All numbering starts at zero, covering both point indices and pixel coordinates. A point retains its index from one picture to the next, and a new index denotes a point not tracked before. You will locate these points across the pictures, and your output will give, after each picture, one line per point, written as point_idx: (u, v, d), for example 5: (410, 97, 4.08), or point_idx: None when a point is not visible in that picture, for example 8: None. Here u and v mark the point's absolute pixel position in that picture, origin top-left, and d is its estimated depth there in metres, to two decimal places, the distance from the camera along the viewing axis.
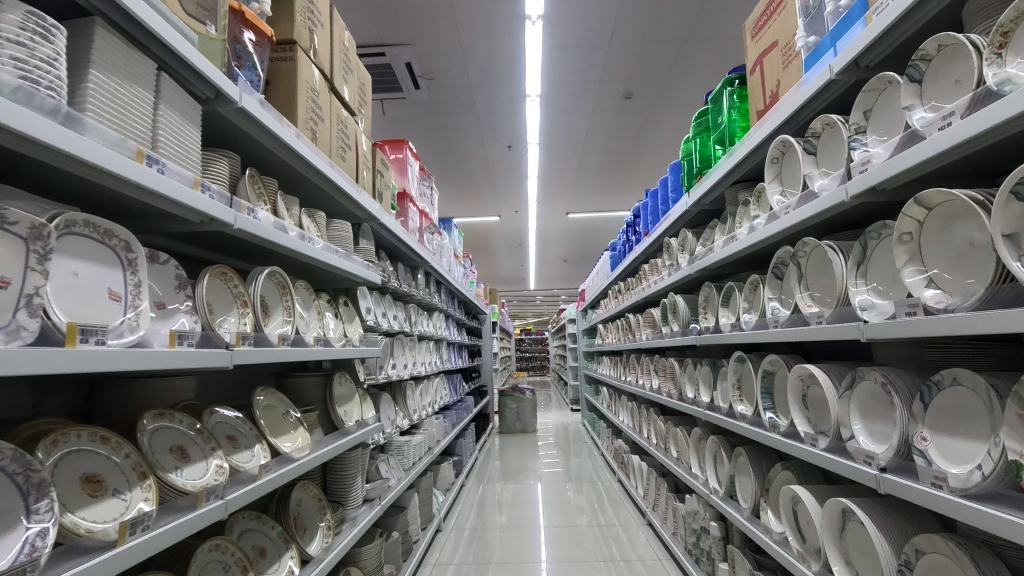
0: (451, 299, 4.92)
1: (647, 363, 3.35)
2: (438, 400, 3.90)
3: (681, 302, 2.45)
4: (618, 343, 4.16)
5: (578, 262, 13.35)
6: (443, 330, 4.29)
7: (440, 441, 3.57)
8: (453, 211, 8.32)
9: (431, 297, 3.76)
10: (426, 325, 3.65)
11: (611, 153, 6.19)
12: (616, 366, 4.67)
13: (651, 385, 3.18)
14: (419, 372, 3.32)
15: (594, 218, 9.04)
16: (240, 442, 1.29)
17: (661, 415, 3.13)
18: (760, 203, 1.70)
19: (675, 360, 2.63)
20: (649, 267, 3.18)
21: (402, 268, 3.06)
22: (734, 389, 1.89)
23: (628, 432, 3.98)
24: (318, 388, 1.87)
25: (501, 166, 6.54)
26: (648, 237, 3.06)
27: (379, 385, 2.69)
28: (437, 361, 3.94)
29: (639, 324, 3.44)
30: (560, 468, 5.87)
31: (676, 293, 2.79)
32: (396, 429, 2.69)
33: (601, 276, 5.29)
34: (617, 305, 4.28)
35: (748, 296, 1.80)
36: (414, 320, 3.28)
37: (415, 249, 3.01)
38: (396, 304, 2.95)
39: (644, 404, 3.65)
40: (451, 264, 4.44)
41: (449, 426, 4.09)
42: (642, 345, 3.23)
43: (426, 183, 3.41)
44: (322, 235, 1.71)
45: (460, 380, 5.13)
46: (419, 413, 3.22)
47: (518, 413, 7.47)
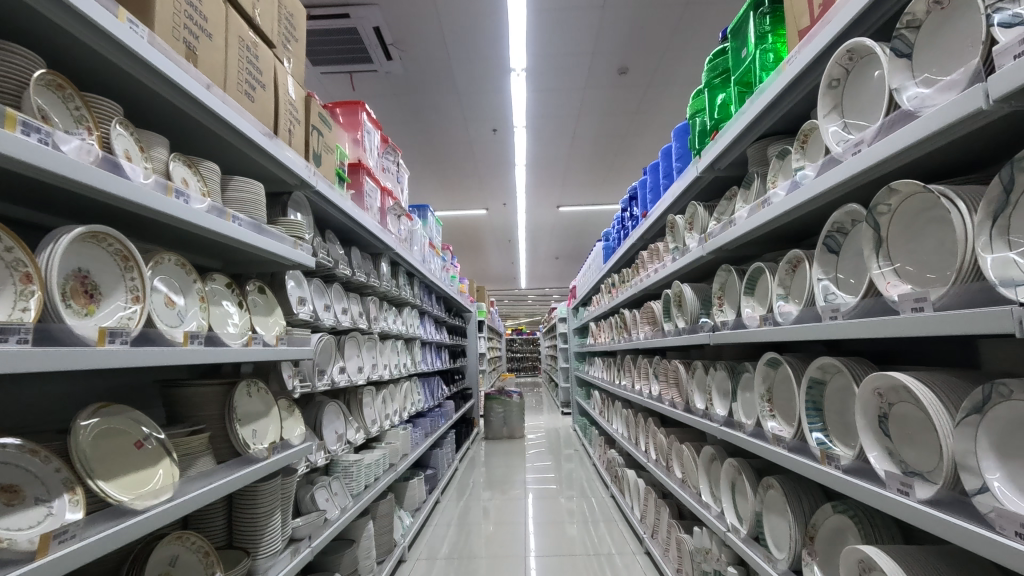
0: (427, 294, 4.46)
1: (645, 366, 2.92)
2: (407, 408, 3.45)
3: (689, 293, 2.01)
4: (611, 343, 3.73)
5: (569, 259, 12.94)
6: (416, 329, 3.84)
7: (408, 455, 3.12)
8: (437, 203, 7.85)
9: (399, 290, 3.31)
10: (392, 320, 3.20)
11: (604, 137, 5.75)
12: (609, 368, 4.22)
13: (650, 392, 2.74)
14: (381, 378, 2.86)
15: (586, 211, 8.60)
16: (24, 493, 0.83)
17: (661, 426, 2.70)
18: (805, 151, 1.25)
19: (681, 363, 2.19)
20: (649, 253, 2.73)
21: (358, 255, 2.61)
22: (763, 402, 1.45)
23: (622, 442, 3.54)
24: (215, 402, 1.41)
25: (486, 152, 6.09)
26: (647, 218, 2.63)
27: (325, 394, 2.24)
28: (407, 363, 3.49)
29: (636, 320, 3.00)
30: (549, 477, 5.42)
31: (680, 281, 2.36)
32: (345, 447, 2.24)
33: (593, 269, 4.85)
34: (611, 301, 3.84)
35: (784, 280, 1.36)
36: (376, 316, 2.83)
37: (374, 231, 2.56)
38: (349, 296, 2.49)
39: (640, 412, 3.21)
40: (426, 255, 3.99)
41: (421, 435, 3.65)
42: (640, 345, 2.79)
43: (390, 158, 2.96)
44: (210, 193, 1.26)
45: (437, 383, 4.67)
46: (380, 424, 2.77)
47: (504, 418, 7.02)
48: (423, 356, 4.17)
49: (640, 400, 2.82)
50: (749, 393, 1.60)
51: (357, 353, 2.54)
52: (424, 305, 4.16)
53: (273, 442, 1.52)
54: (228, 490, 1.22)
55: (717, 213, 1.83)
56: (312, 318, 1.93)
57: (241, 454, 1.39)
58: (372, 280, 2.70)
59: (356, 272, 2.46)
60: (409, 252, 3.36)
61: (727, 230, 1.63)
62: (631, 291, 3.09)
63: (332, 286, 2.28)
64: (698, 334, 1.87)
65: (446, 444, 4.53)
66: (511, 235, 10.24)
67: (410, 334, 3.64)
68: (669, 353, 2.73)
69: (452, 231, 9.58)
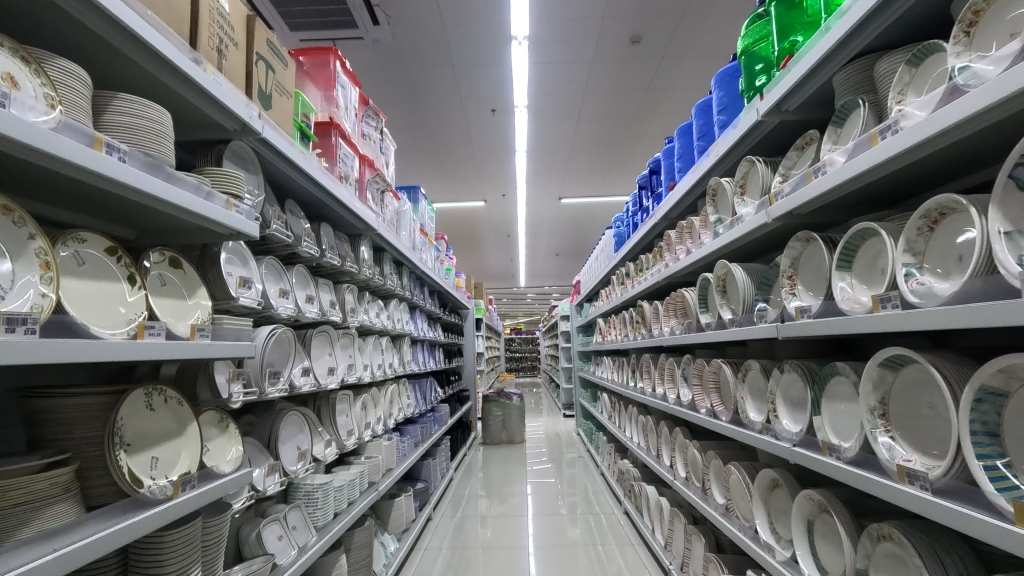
0: (419, 287, 4.04)
1: (670, 368, 2.49)
2: (394, 415, 3.02)
3: (741, 274, 1.60)
4: (625, 341, 3.31)
5: (571, 255, 12.52)
6: (405, 325, 3.42)
7: (394, 469, 2.70)
8: (432, 193, 7.42)
9: (383, 279, 2.88)
10: (376, 313, 2.78)
11: (612, 118, 5.32)
12: (621, 368, 3.79)
13: (677, 398, 2.32)
14: (360, 380, 2.43)
15: (589, 203, 8.17)
16: None
17: (691, 438, 2.28)
18: (971, 41, 0.82)
19: (727, 364, 1.76)
20: (676, 233, 2.31)
21: (331, 233, 2.19)
22: (874, 418, 1.02)
23: (638, 453, 3.12)
24: (94, 418, 0.97)
25: (484, 136, 5.67)
26: (676, 190, 2.21)
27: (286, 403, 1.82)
28: (393, 364, 3.06)
29: (659, 313, 2.58)
30: (552, 486, 4.99)
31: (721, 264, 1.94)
32: (310, 466, 1.81)
33: (601, 258, 4.42)
34: (624, 293, 3.41)
35: (915, 242, 0.94)
36: (355, 307, 2.41)
37: (348, 204, 2.14)
38: (318, 282, 2.07)
39: (661, 420, 2.78)
40: (416, 243, 3.57)
41: (410, 444, 3.23)
42: (666, 342, 2.37)
43: (370, 123, 2.54)
44: (62, 105, 0.84)
45: (429, 385, 4.26)
46: (359, 435, 2.35)
47: (503, 421, 6.57)
48: (414, 356, 3.75)
49: (666, 408, 2.40)
50: (843, 405, 1.17)
51: (327, 350, 2.12)
52: (415, 298, 3.74)
53: (186, 474, 1.08)
54: (77, 564, 0.77)
55: (782, 168, 1.42)
56: (258, 302, 1.50)
57: (129, 495, 0.96)
58: (348, 264, 2.27)
59: (326, 253, 2.04)
60: (396, 237, 2.94)
61: (809, 185, 1.21)
62: (651, 281, 2.67)
63: (294, 268, 1.86)
64: (759, 326, 1.46)
65: (439, 453, 4.11)
66: (510, 229, 9.81)
67: (398, 331, 3.21)
68: (700, 351, 2.31)
69: (449, 224, 9.15)
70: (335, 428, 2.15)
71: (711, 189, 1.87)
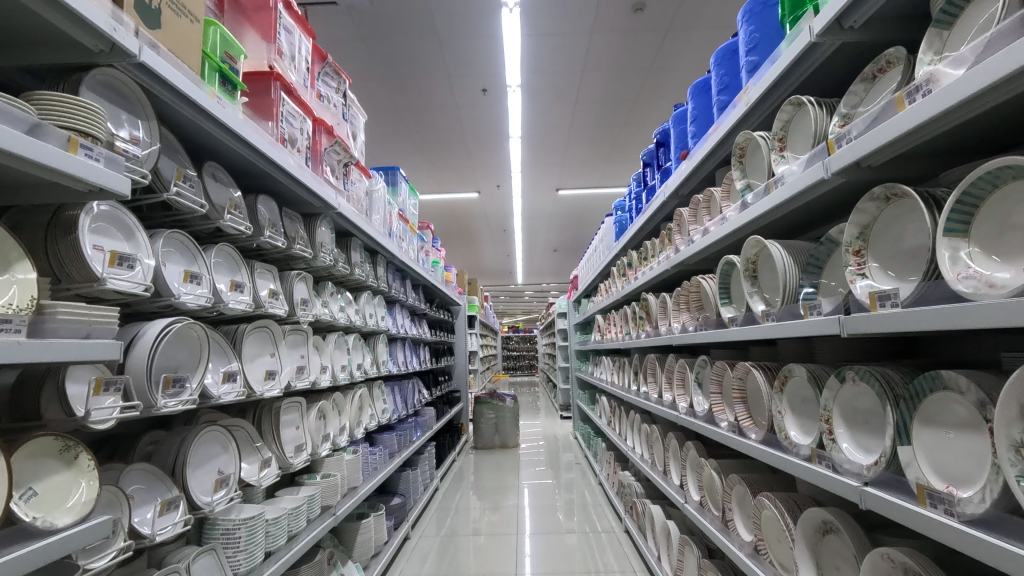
0: (399, 280, 3.68)
1: (680, 371, 2.13)
2: (363, 424, 2.65)
3: (781, 252, 1.23)
4: (627, 340, 2.95)
5: (570, 251, 12.17)
6: (380, 321, 3.05)
7: (359, 486, 2.34)
8: (422, 183, 7.06)
9: (348, 269, 2.51)
10: (339, 307, 2.41)
11: (613, 95, 4.97)
12: (621, 370, 3.44)
13: (689, 406, 1.96)
14: (315, 385, 2.06)
15: (588, 195, 7.81)
16: None
17: (705, 454, 1.92)
18: None
19: (758, 368, 1.40)
20: (688, 212, 1.94)
21: (275, 209, 1.82)
22: (1020, 458, 0.66)
23: (640, 464, 2.76)
24: None
25: (476, 119, 5.31)
26: (690, 161, 1.84)
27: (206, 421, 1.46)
28: (363, 365, 2.69)
29: (667, 306, 2.22)
30: (547, 494, 4.63)
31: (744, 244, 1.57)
32: (234, 494, 1.45)
33: (600, 249, 4.07)
34: (625, 285, 3.05)
35: None
36: (309, 298, 2.04)
37: (292, 172, 1.77)
38: (256, 267, 1.70)
39: (666, 431, 2.42)
40: (393, 230, 3.20)
41: (384, 456, 2.86)
42: (677, 340, 2.00)
43: (330, 83, 2.16)
44: None
45: (412, 387, 3.90)
46: (311, 449, 1.98)
47: (496, 424, 6.20)
48: (392, 356, 3.39)
49: (676, 419, 2.03)
50: (948, 434, 0.81)
51: (266, 349, 1.76)
52: (393, 291, 3.37)
53: None
54: None
55: (844, 108, 1.06)
56: (147, 287, 1.14)
57: None
58: (298, 247, 1.90)
59: (265, 232, 1.68)
60: (365, 221, 2.57)
61: (897, 115, 0.85)
62: (657, 269, 2.30)
63: (216, 247, 1.50)
64: (807, 320, 1.10)
65: (423, 461, 3.75)
66: (506, 223, 9.44)
67: (369, 328, 2.84)
68: (716, 352, 1.94)
69: (442, 217, 8.80)
70: (278, 443, 1.78)
71: (737, 147, 1.48)
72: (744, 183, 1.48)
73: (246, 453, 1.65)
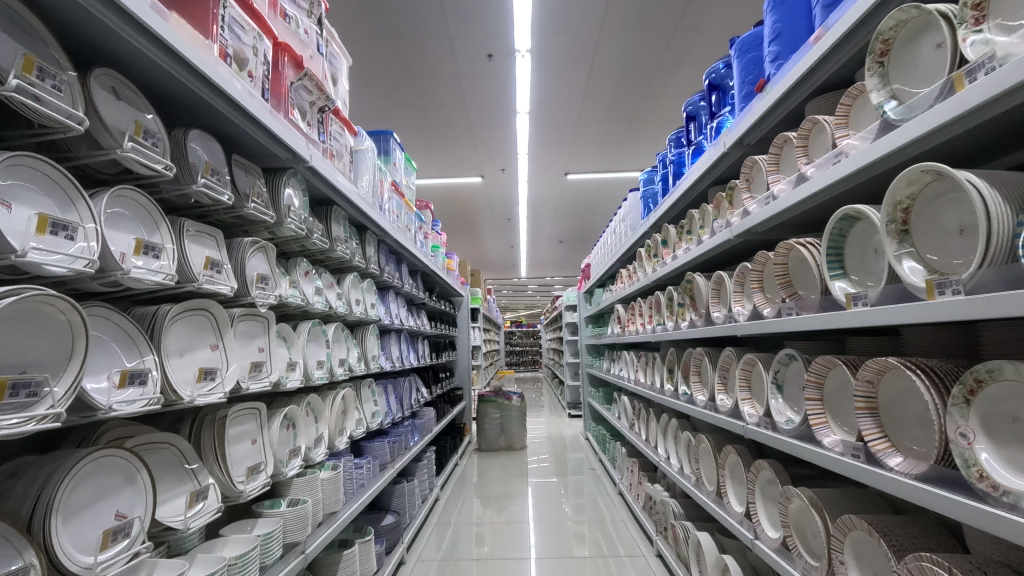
0: (394, 264, 3.22)
1: (746, 370, 1.67)
2: (347, 431, 2.20)
3: (970, 175, 0.79)
4: (661, 331, 2.51)
5: (575, 243, 11.74)
6: (370, 310, 2.59)
7: (340, 510, 1.90)
8: (422, 165, 6.62)
9: (326, 243, 2.05)
10: (316, 290, 1.95)
11: (632, 60, 4.53)
12: (649, 367, 2.99)
13: (763, 415, 1.52)
14: (278, 386, 1.61)
15: (599, 179, 7.34)
16: None
17: (784, 478, 1.47)
18: None
19: (910, 367, 0.94)
20: (764, 160, 1.48)
21: (219, 152, 1.36)
22: None
23: (679, 480, 2.31)
24: None
25: (480, 88, 4.88)
26: (774, 92, 1.40)
27: (106, 450, 1.00)
28: (347, 361, 2.23)
29: (728, 288, 1.77)
30: (558, 501, 4.19)
31: (847, 210, 1.09)
32: (140, 548, 1.00)
33: (621, 230, 3.63)
34: (658, 267, 2.58)
35: None
36: (272, 274, 1.58)
37: (238, 100, 1.31)
38: (188, 227, 1.25)
39: (718, 441, 1.97)
40: (385, 203, 2.73)
41: (375, 470, 2.41)
42: (748, 330, 1.55)
43: (297, 4, 1.72)
44: None
45: (409, 387, 3.46)
46: (272, 468, 1.53)
47: (501, 425, 5.74)
48: (385, 351, 2.94)
49: (746, 431, 1.58)
50: None
51: (204, 339, 1.30)
52: (386, 275, 2.91)
53: None
54: None
55: None
56: None
57: None
58: (252, 205, 1.44)
59: (200, 177, 1.22)
60: (347, 186, 2.11)
61: None
62: (711, 243, 1.84)
63: (114, 191, 1.04)
64: None
65: (421, 469, 3.31)
66: (511, 211, 8.99)
67: (355, 317, 2.38)
68: (801, 345, 1.49)
69: (443, 204, 8.35)
70: (223, 465, 1.33)
71: (879, 40, 1.02)
72: (889, 98, 1.00)
73: (169, 482, 1.19)
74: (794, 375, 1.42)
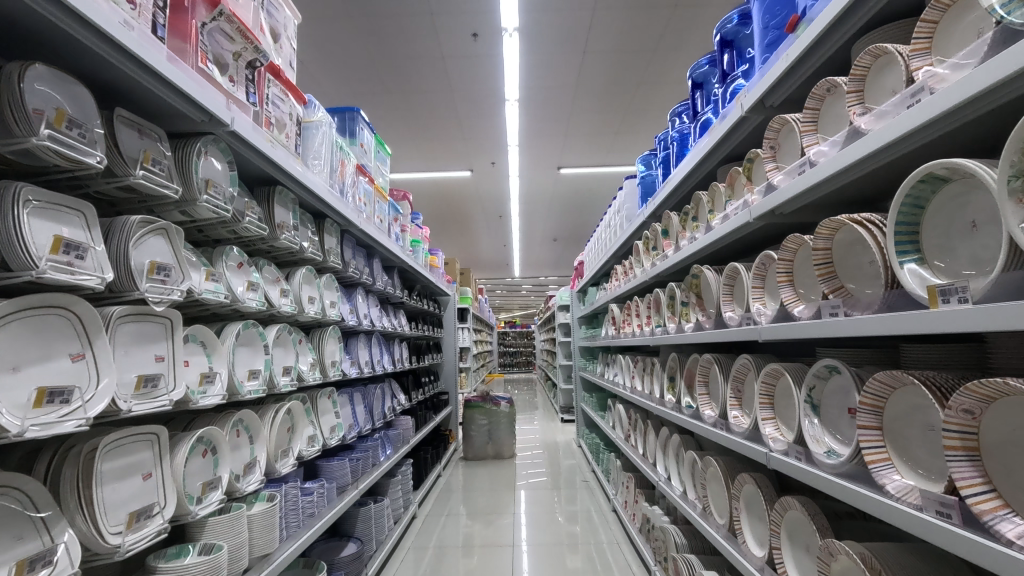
0: (363, 258, 2.90)
1: (768, 384, 1.36)
2: (293, 451, 1.87)
3: None
4: (661, 334, 2.20)
5: (569, 241, 11.45)
6: (328, 310, 2.26)
7: (276, 550, 1.58)
8: (408, 158, 6.30)
9: (265, 229, 1.72)
10: (250, 286, 1.63)
11: (627, 41, 4.23)
12: (647, 373, 2.68)
13: (792, 442, 1.21)
14: (186, 404, 1.29)
15: (593, 173, 7.03)
16: None
17: (821, 522, 1.17)
18: None
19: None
20: (800, 117, 1.19)
21: (89, 104, 1.03)
22: None
23: (681, 505, 2.00)
24: None
25: (465, 72, 4.57)
26: (810, 29, 1.10)
27: None
28: (295, 369, 1.91)
29: (745, 284, 1.45)
30: (548, 514, 3.89)
31: (924, 169, 0.78)
32: None
33: (616, 222, 3.33)
34: (658, 262, 2.27)
35: None
36: (178, 264, 1.26)
37: (106, 30, 0.97)
38: (35, 197, 0.93)
39: (729, 465, 1.66)
40: (348, 188, 2.41)
41: (330, 495, 2.08)
42: (775, 335, 1.23)
43: None
44: None
45: (382, 394, 3.14)
46: (171, 509, 1.21)
47: (489, 432, 5.43)
48: (350, 356, 2.63)
49: (770, 461, 1.26)
50: None
51: (59, 347, 0.97)
52: (352, 270, 2.58)
53: None
54: None
55: None
56: None
57: None
58: (141, 173, 1.12)
59: (43, 128, 0.90)
60: (293, 163, 1.79)
61: None
62: (725, 230, 1.52)
63: None
64: None
65: (395, 486, 2.99)
66: (502, 208, 8.68)
67: (309, 317, 2.06)
68: (843, 352, 1.17)
69: (432, 200, 8.04)
70: (88, 512, 1.00)
71: None
72: None
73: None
74: (837, 392, 1.11)
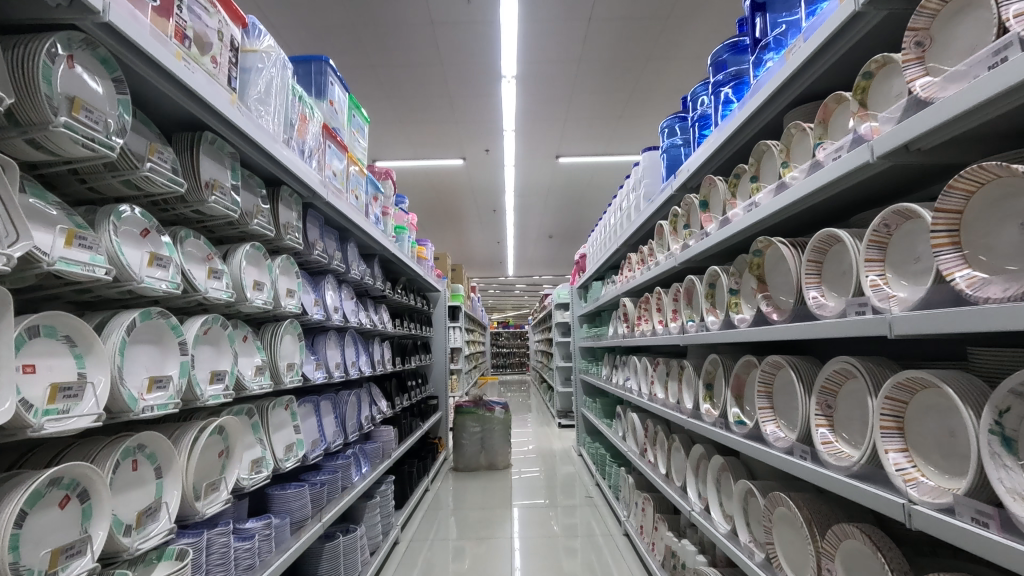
0: (335, 240, 2.45)
1: (896, 401, 0.93)
2: (228, 484, 1.42)
3: None
4: (700, 331, 1.77)
5: (566, 238, 11.00)
6: (283, 300, 1.81)
7: None
8: (396, 143, 5.86)
9: (183, 183, 1.26)
10: (154, 260, 1.17)
11: (638, 8, 3.81)
12: (673, 376, 2.25)
13: (967, 493, 0.77)
14: (20, 433, 0.83)
15: (594, 163, 6.61)
16: None
17: None
18: None
19: None
20: None
21: None
22: None
23: (726, 546, 1.57)
24: None
25: (458, 42, 4.14)
26: None
27: None
28: (231, 375, 1.46)
29: (851, 257, 1.03)
30: (551, 532, 3.43)
31: None
32: None
33: (631, 204, 2.90)
34: (693, 241, 1.84)
35: None
36: (2, 215, 0.80)
37: None
38: None
39: (809, 504, 1.23)
40: (311, 150, 1.96)
41: (280, 535, 1.63)
42: (925, 329, 0.81)
43: None
44: None
45: (358, 401, 2.69)
46: None
47: (481, 439, 4.98)
48: (315, 356, 2.18)
49: (913, 519, 0.84)
50: None
51: None
52: (317, 253, 2.13)
53: None
54: None
55: None
56: None
57: None
58: None
59: None
60: (223, 97, 1.34)
61: None
62: (816, 182, 1.09)
63: None
64: None
65: (371, 511, 2.54)
66: (496, 201, 8.24)
67: (254, 307, 1.61)
68: None
69: (423, 191, 7.59)
70: None
71: None
72: None
73: None
74: None
